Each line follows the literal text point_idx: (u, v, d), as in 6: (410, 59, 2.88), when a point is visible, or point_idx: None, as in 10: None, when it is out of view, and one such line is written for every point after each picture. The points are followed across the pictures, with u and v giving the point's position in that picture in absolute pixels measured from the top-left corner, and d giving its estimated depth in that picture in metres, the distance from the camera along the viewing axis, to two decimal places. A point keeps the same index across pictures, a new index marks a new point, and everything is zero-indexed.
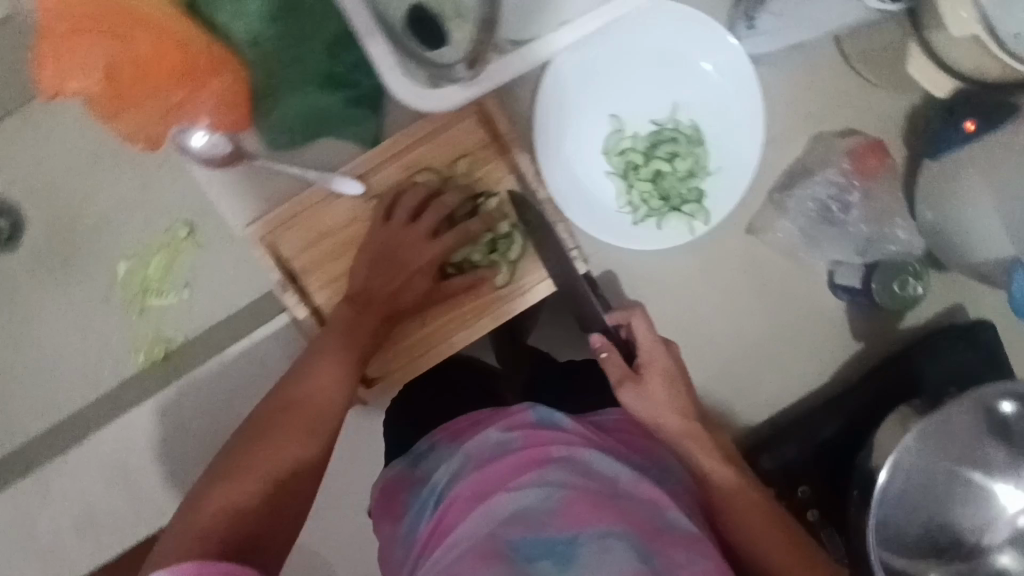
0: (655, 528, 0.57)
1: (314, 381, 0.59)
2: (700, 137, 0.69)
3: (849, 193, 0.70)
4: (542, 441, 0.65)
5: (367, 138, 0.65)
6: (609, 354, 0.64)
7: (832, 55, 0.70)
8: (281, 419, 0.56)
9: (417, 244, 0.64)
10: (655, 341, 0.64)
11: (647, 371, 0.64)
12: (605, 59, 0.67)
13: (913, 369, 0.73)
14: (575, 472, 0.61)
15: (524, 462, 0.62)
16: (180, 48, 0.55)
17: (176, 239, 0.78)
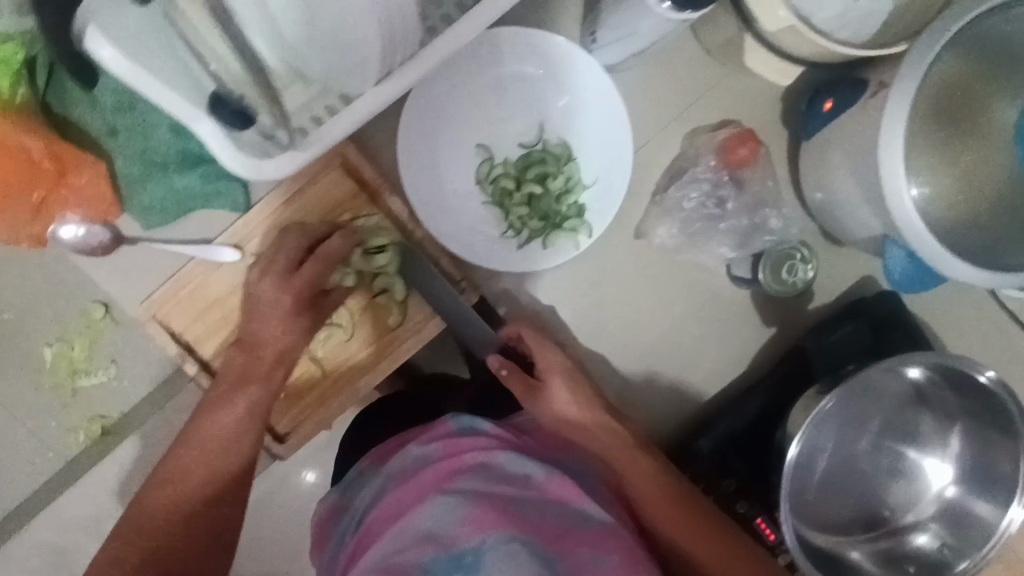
0: (561, 538, 0.55)
1: (217, 428, 0.60)
2: (569, 153, 0.70)
3: (730, 185, 0.70)
4: (461, 450, 0.62)
5: (238, 205, 0.67)
6: (507, 370, 0.65)
7: (692, 52, 0.69)
8: (184, 467, 0.58)
9: (281, 279, 0.64)
10: (546, 346, 0.66)
11: (546, 376, 0.65)
12: (462, 93, 0.69)
13: (804, 352, 0.71)
14: (488, 480, 0.59)
15: (436, 476, 0.59)
16: (26, 150, 0.60)
17: (93, 320, 0.80)
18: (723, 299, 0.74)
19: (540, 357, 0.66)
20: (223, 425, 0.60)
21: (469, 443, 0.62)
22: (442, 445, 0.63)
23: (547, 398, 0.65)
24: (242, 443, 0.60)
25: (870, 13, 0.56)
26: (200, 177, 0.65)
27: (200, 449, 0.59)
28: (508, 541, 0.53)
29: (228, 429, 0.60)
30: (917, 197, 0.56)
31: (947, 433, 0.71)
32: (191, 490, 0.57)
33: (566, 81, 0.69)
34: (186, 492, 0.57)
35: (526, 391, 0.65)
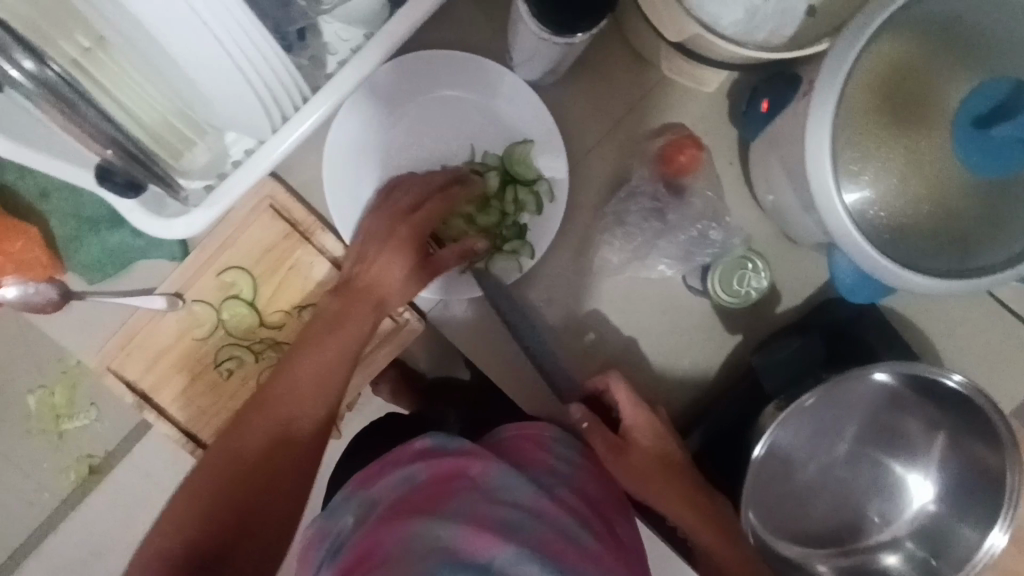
0: (561, 546, 0.51)
1: (323, 376, 0.57)
2: (504, 171, 0.67)
3: (666, 198, 0.68)
4: (446, 470, 0.57)
5: (175, 255, 0.68)
6: (590, 424, 0.64)
7: (621, 57, 0.66)
8: (289, 407, 0.54)
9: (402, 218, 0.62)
10: (636, 404, 0.65)
11: (631, 435, 0.64)
12: (386, 121, 0.67)
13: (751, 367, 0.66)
14: (484, 492, 0.54)
15: (424, 496, 0.55)
16: None
17: (70, 366, 0.83)
18: (677, 311, 0.70)
19: (627, 413, 0.65)
20: (331, 358, 0.57)
21: (452, 462, 0.58)
22: (426, 466, 0.58)
23: (628, 458, 0.63)
24: (328, 397, 0.57)
25: (784, 9, 0.52)
26: (131, 233, 0.66)
27: (306, 392, 0.55)
28: (518, 553, 0.49)
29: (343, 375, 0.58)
30: (851, 201, 0.51)
31: (930, 443, 0.67)
32: (267, 445, 0.52)
33: (489, 99, 0.67)
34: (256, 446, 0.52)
35: (611, 447, 0.64)
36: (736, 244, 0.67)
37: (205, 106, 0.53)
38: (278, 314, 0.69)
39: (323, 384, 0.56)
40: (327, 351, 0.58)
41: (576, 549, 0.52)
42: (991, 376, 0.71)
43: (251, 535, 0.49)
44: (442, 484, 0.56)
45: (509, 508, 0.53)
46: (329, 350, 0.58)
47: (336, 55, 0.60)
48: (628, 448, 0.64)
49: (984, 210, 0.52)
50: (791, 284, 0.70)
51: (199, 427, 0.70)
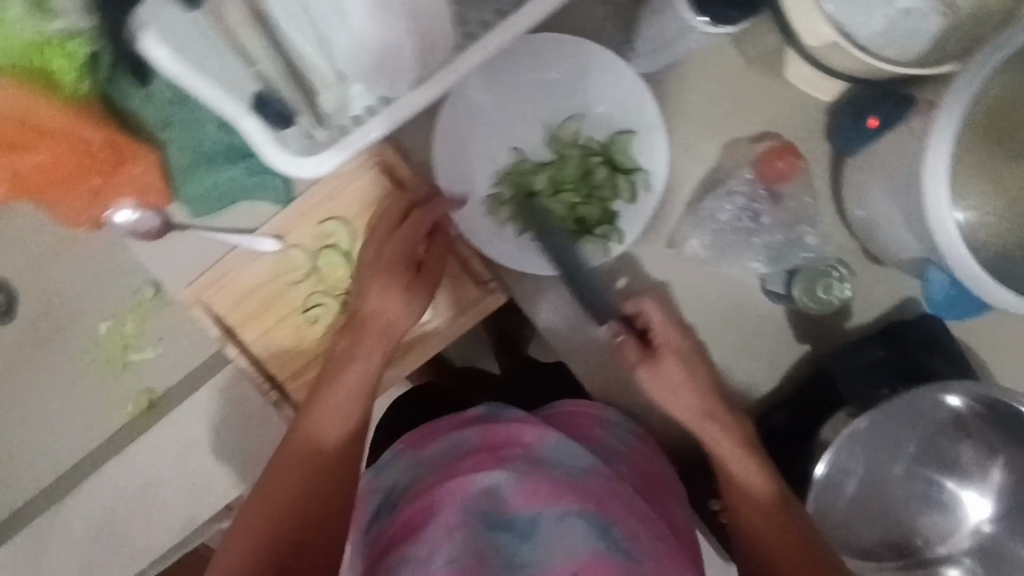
0: (610, 501, 0.57)
1: (341, 421, 0.62)
2: (604, 157, 0.70)
3: (758, 201, 0.69)
4: (497, 437, 0.61)
5: (278, 199, 0.69)
6: (624, 338, 0.66)
7: (733, 61, 0.69)
8: (312, 459, 0.60)
9: (380, 239, 0.67)
10: (669, 324, 0.66)
11: (662, 350, 0.65)
12: (498, 96, 0.70)
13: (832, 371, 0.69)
14: (534, 460, 0.59)
15: (479, 460, 0.59)
16: (82, 143, 0.64)
17: (144, 300, 0.85)
18: (752, 313, 0.72)
19: (660, 331, 0.66)
20: (342, 393, 0.63)
21: (503, 431, 0.62)
22: (480, 431, 0.62)
23: (656, 371, 0.65)
24: (349, 424, 0.62)
25: (915, 28, 0.54)
26: (245, 170, 0.67)
27: (326, 435, 0.61)
28: (566, 512, 0.54)
29: (346, 421, 0.62)
30: (962, 221, 0.53)
31: (991, 467, 0.68)
32: (310, 489, 0.58)
33: (601, 87, 0.69)
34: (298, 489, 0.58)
35: (640, 358, 0.66)
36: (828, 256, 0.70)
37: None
38: None
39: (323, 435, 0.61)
40: (346, 385, 0.63)
41: (622, 509, 0.57)
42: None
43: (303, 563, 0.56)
44: (495, 450, 0.60)
45: (558, 471, 0.58)
46: (342, 394, 0.63)
47: None
48: (655, 364, 0.65)
49: None
50: (863, 300, 0.73)
51: (279, 368, 0.73)
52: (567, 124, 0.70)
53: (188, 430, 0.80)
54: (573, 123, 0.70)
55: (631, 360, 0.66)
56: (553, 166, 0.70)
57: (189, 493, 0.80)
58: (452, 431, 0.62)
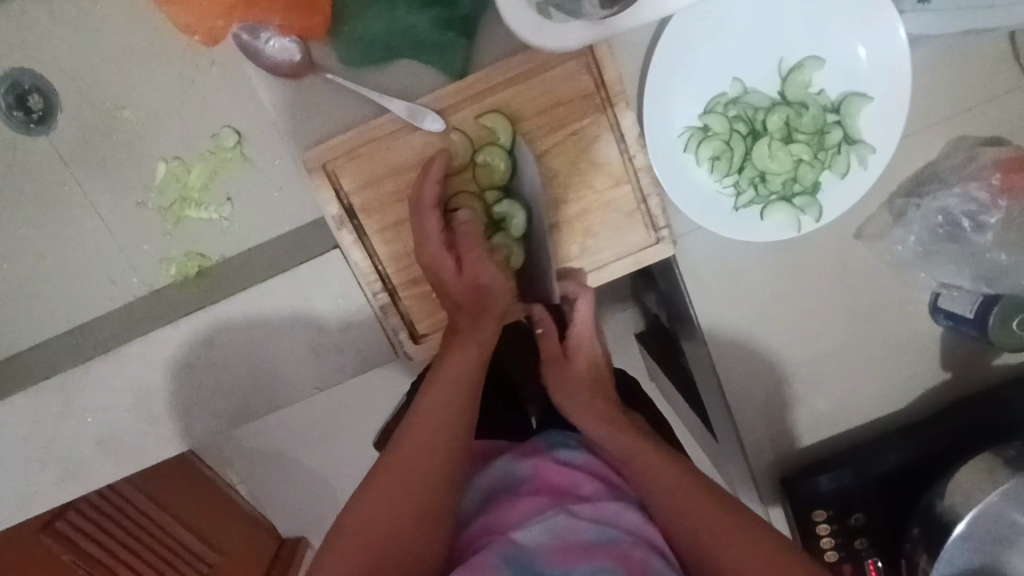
0: (641, 561, 0.52)
1: (440, 417, 0.55)
2: (832, 119, 0.60)
3: (987, 213, 0.62)
4: (554, 481, 0.60)
5: (454, 69, 0.57)
6: (545, 332, 0.68)
7: (996, 52, 0.61)
8: (419, 464, 0.52)
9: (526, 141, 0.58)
10: (589, 327, 0.68)
11: (573, 349, 0.69)
12: (743, 10, 0.57)
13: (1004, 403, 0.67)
14: (585, 508, 0.56)
15: (533, 500, 0.57)
16: None
17: (223, 149, 0.71)
18: (912, 325, 0.68)
19: (576, 332, 0.68)
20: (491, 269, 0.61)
21: (562, 476, 0.60)
22: (536, 467, 0.61)
23: (564, 369, 0.68)
24: (496, 302, 0.62)
25: None
26: (430, 22, 0.54)
27: (423, 442, 0.53)
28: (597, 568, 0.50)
29: (453, 428, 0.55)
30: None
31: None
32: (417, 472, 0.52)
33: (861, 44, 0.59)
34: (403, 499, 0.51)
35: (557, 355, 0.69)
36: None
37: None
38: (534, 185, 0.60)
39: (422, 445, 0.53)
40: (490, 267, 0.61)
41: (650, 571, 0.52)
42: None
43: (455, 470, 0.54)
44: (552, 493, 0.58)
45: (592, 523, 0.55)
46: (443, 386, 0.56)
47: None
48: (567, 365, 0.68)
49: None
50: None
51: (392, 266, 0.61)
52: (739, 83, 0.59)
53: (253, 316, 0.68)
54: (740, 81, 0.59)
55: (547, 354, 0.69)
56: (741, 126, 0.60)
57: (242, 385, 0.70)
58: (510, 461, 0.61)
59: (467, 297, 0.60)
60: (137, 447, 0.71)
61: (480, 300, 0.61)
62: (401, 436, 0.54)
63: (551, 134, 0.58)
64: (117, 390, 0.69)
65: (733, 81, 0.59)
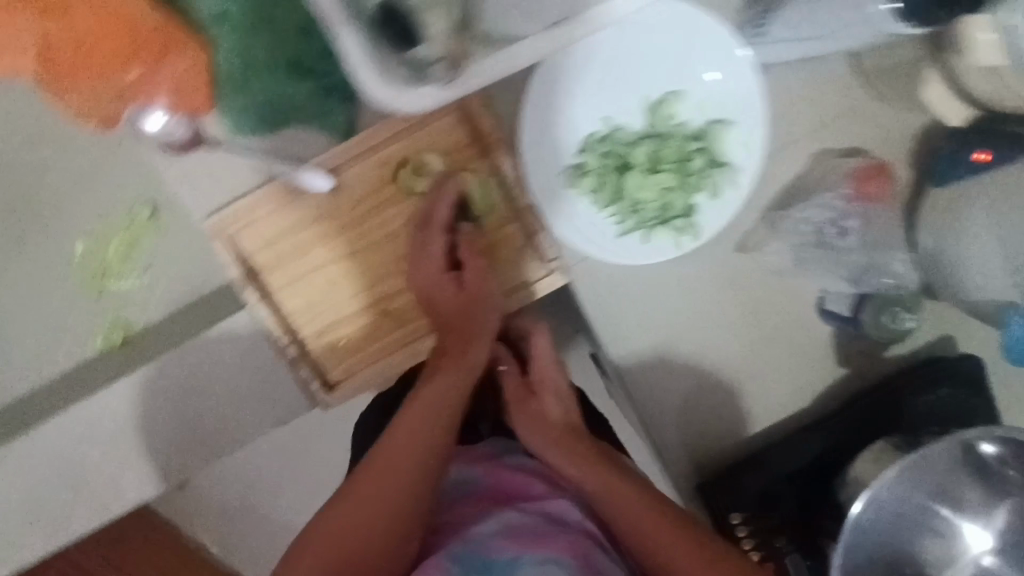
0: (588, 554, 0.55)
1: (423, 423, 0.56)
2: (700, 145, 0.65)
3: (848, 217, 0.67)
4: (505, 483, 0.61)
5: (337, 130, 0.61)
6: (506, 367, 0.67)
7: (844, 72, 0.66)
8: (398, 466, 0.54)
9: (418, 187, 0.62)
10: (549, 360, 0.66)
11: (537, 386, 0.65)
12: (602, 56, 0.62)
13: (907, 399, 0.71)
14: (531, 506, 0.59)
15: (482, 504, 0.60)
16: (126, 24, 0.51)
17: (138, 221, 0.74)
18: (805, 327, 0.71)
19: (540, 362, 0.66)
20: (482, 288, 0.62)
21: (514, 479, 0.62)
22: (488, 471, 0.63)
23: (530, 406, 0.64)
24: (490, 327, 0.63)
25: None
26: (306, 92, 0.58)
27: (394, 464, 0.54)
28: (546, 559, 0.53)
29: (426, 454, 0.55)
30: None
31: (997, 506, 0.71)
32: (401, 473, 0.53)
33: (718, 77, 0.63)
34: (367, 518, 0.52)
35: (522, 391, 0.66)
36: (910, 284, 0.67)
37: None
38: (427, 231, 0.64)
39: (392, 470, 0.54)
40: (479, 285, 0.62)
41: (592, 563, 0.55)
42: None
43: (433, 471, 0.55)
44: (500, 497, 0.60)
45: (539, 519, 0.57)
46: (430, 393, 0.58)
47: None
48: (533, 401, 0.65)
49: None
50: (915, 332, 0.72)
51: (301, 320, 0.64)
52: (610, 123, 0.64)
53: (169, 380, 0.68)
54: (610, 121, 0.64)
55: (510, 392, 0.66)
56: (617, 162, 0.65)
57: (165, 450, 0.69)
58: (461, 467, 0.63)
59: (456, 318, 0.62)
60: (63, 523, 0.70)
61: (468, 325, 0.62)
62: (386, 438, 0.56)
63: (440, 178, 0.62)
64: (39, 467, 0.69)
65: (602, 119, 0.64)
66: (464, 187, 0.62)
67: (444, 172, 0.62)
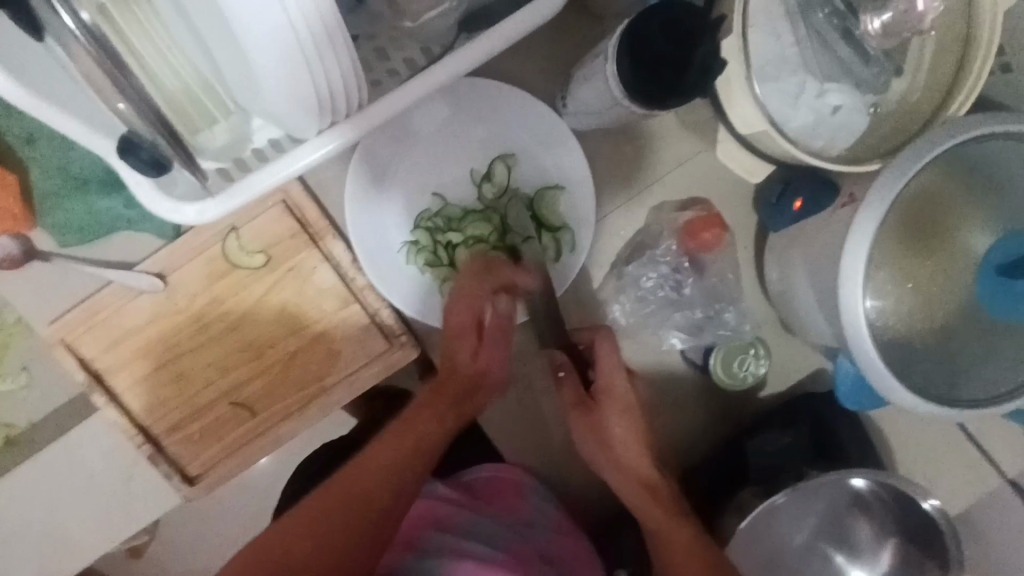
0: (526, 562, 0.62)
1: (398, 441, 0.56)
2: (534, 209, 0.66)
3: (682, 270, 0.67)
4: (424, 511, 0.65)
5: (165, 232, 0.62)
6: (567, 375, 0.60)
7: (667, 126, 0.67)
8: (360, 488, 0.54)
9: (253, 278, 0.64)
10: (616, 368, 0.59)
11: (603, 400, 0.58)
12: (421, 139, 0.65)
13: (779, 441, 0.68)
14: (447, 534, 0.62)
15: (403, 545, 0.63)
16: None
17: (6, 325, 0.74)
18: (674, 383, 0.69)
19: (606, 375, 0.58)
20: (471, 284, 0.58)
21: (435, 508, 0.65)
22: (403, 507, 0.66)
23: (597, 424, 0.59)
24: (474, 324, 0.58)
25: (843, 124, 0.53)
26: (122, 202, 0.60)
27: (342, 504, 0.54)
28: None
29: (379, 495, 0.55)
30: (872, 311, 0.52)
31: (886, 549, 0.68)
32: (359, 494, 0.54)
33: (537, 146, 0.66)
34: (303, 539, 0.52)
35: (579, 403, 0.60)
36: (747, 331, 0.68)
37: (240, 83, 0.48)
38: (269, 319, 0.65)
39: (343, 506, 0.54)
40: (465, 296, 0.58)
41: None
42: (955, 494, 0.73)
43: (390, 493, 0.55)
44: (414, 531, 0.64)
45: (480, 547, 0.61)
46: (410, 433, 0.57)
47: (390, 61, 0.58)
48: (597, 413, 0.58)
49: (982, 348, 0.55)
50: (782, 373, 0.72)
51: (150, 417, 0.65)
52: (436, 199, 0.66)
53: (47, 476, 0.71)
54: (437, 198, 0.66)
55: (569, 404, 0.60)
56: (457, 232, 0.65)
57: (50, 543, 0.72)
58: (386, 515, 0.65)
59: (467, 320, 0.58)
60: None
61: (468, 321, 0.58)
62: (360, 460, 0.56)
63: (274, 267, 0.64)
64: None
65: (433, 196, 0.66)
66: (299, 277, 0.64)
67: (275, 260, 0.64)
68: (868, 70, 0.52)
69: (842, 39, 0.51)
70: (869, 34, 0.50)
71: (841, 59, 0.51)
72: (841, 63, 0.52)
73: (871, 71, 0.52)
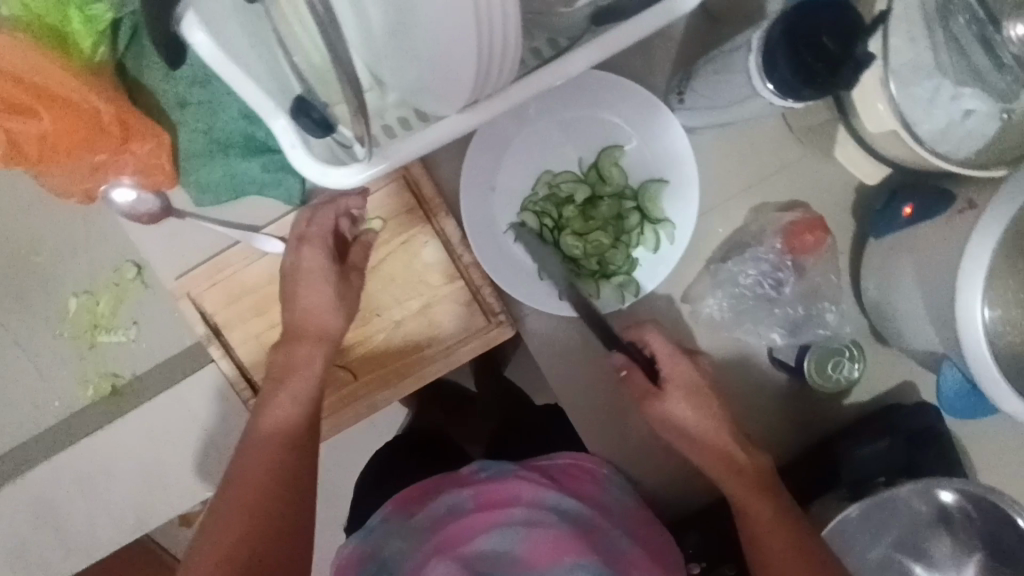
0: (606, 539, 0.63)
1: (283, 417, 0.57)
2: (639, 199, 0.68)
3: (782, 271, 0.68)
4: (496, 496, 0.65)
5: (291, 199, 0.66)
6: (628, 370, 0.64)
7: (775, 130, 0.68)
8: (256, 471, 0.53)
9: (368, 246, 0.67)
10: (674, 353, 0.63)
11: (669, 385, 0.63)
12: (537, 128, 0.68)
13: (866, 444, 0.68)
14: (523, 513, 0.63)
15: (481, 518, 0.63)
16: (86, 119, 0.60)
17: (124, 279, 0.79)
18: (761, 382, 0.70)
19: (667, 364, 0.63)
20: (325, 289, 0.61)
21: (502, 488, 0.65)
22: (475, 491, 0.65)
23: (666, 408, 0.63)
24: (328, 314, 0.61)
25: (972, 130, 0.54)
26: (259, 167, 0.63)
27: (262, 463, 0.54)
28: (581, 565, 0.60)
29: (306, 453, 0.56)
30: (989, 319, 0.52)
31: (968, 561, 0.68)
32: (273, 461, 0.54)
33: (643, 140, 0.68)
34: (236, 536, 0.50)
35: (647, 394, 0.63)
36: (842, 337, 0.69)
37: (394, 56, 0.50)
38: (374, 287, 0.68)
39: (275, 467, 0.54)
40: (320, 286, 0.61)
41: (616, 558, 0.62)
42: None
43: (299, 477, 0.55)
44: (494, 509, 0.64)
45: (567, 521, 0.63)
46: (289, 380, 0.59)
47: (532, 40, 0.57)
48: (663, 401, 0.63)
49: None
50: (871, 382, 0.72)
51: (259, 372, 0.68)
52: (553, 176, 0.68)
53: (151, 421, 0.75)
54: (553, 175, 0.68)
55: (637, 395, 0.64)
56: (572, 207, 0.68)
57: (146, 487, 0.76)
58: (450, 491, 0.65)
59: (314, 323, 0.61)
60: (49, 560, 0.76)
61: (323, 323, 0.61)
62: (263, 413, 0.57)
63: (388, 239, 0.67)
64: (23, 505, 0.76)
65: (544, 173, 0.68)
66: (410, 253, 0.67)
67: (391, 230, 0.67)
68: (1001, 78, 0.54)
69: (980, 46, 0.54)
70: (1010, 40, 0.53)
71: (977, 66, 0.54)
72: (976, 71, 0.54)
73: (1004, 79, 0.54)
